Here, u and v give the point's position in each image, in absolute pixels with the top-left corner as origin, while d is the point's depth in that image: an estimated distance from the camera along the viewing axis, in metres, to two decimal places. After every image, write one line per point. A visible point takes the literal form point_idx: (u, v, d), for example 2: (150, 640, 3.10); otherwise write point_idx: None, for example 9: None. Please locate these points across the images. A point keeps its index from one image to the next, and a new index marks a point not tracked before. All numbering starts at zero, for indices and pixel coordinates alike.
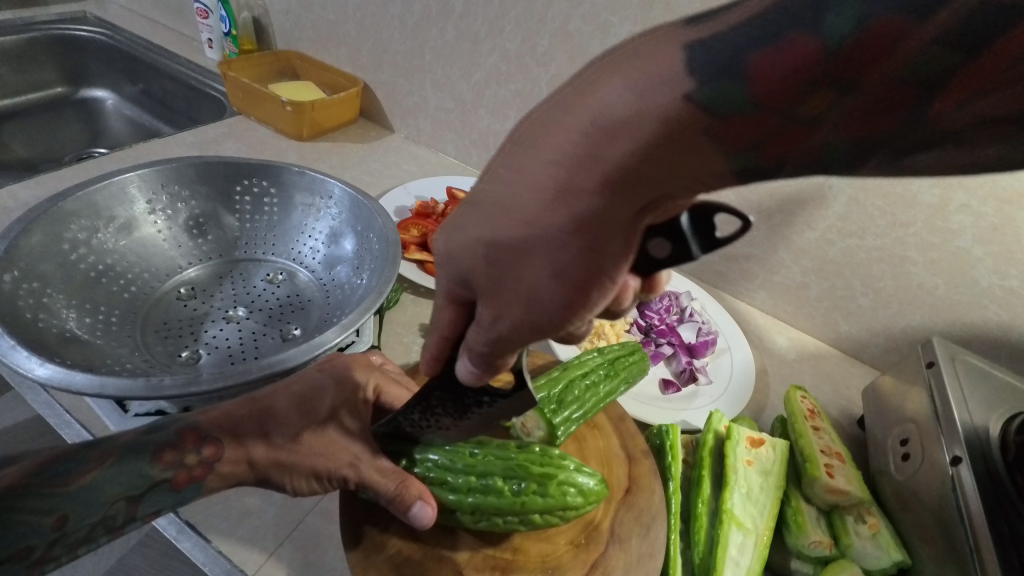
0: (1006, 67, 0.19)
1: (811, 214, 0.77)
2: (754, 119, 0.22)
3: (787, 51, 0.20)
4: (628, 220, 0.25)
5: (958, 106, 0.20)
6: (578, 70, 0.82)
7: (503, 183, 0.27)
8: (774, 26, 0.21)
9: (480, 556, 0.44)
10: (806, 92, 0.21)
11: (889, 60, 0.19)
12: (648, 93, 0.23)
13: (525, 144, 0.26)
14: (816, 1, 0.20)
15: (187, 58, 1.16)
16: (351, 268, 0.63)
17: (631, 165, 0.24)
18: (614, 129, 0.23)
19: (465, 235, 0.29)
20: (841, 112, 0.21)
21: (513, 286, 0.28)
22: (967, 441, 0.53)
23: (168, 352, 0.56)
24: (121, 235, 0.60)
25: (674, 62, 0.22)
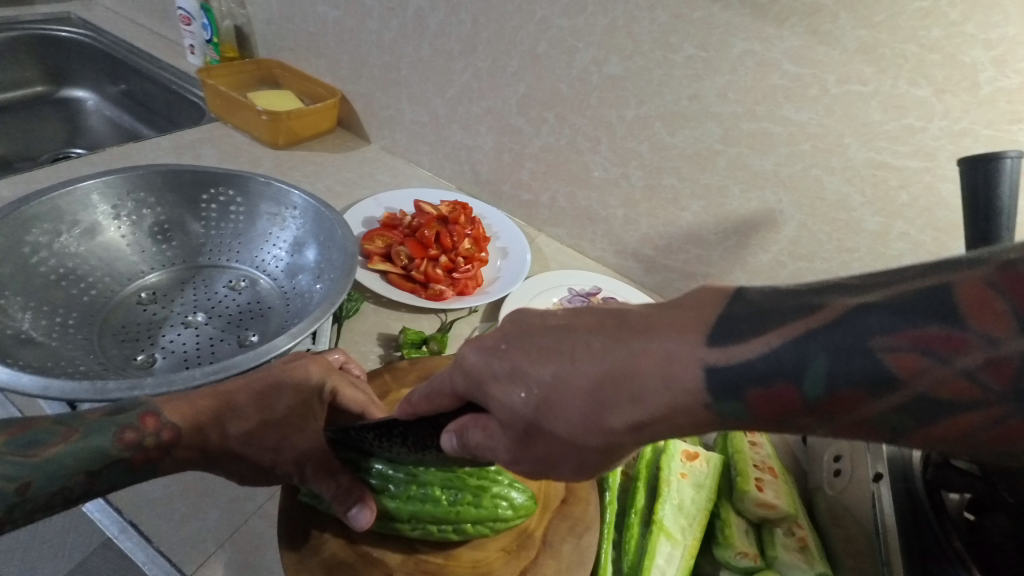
0: (957, 432, 0.27)
1: (764, 237, 0.79)
2: (750, 420, 0.30)
3: (776, 394, 0.29)
4: (635, 440, 0.33)
5: (911, 437, 0.27)
6: (546, 91, 0.85)
7: (546, 392, 0.33)
8: (774, 371, 0.29)
9: (411, 561, 0.45)
10: (793, 416, 0.29)
11: (856, 413, 0.28)
12: (681, 390, 0.30)
13: (576, 371, 0.32)
14: (815, 354, 0.28)
15: (169, 62, 1.17)
16: (312, 277, 0.65)
17: (656, 424, 0.31)
18: (652, 402, 0.31)
19: (505, 408, 0.34)
20: (828, 427, 0.29)
21: (537, 457, 0.35)
22: (889, 459, 0.57)
23: (123, 354, 0.57)
24: (83, 239, 0.61)
25: (697, 377, 0.30)
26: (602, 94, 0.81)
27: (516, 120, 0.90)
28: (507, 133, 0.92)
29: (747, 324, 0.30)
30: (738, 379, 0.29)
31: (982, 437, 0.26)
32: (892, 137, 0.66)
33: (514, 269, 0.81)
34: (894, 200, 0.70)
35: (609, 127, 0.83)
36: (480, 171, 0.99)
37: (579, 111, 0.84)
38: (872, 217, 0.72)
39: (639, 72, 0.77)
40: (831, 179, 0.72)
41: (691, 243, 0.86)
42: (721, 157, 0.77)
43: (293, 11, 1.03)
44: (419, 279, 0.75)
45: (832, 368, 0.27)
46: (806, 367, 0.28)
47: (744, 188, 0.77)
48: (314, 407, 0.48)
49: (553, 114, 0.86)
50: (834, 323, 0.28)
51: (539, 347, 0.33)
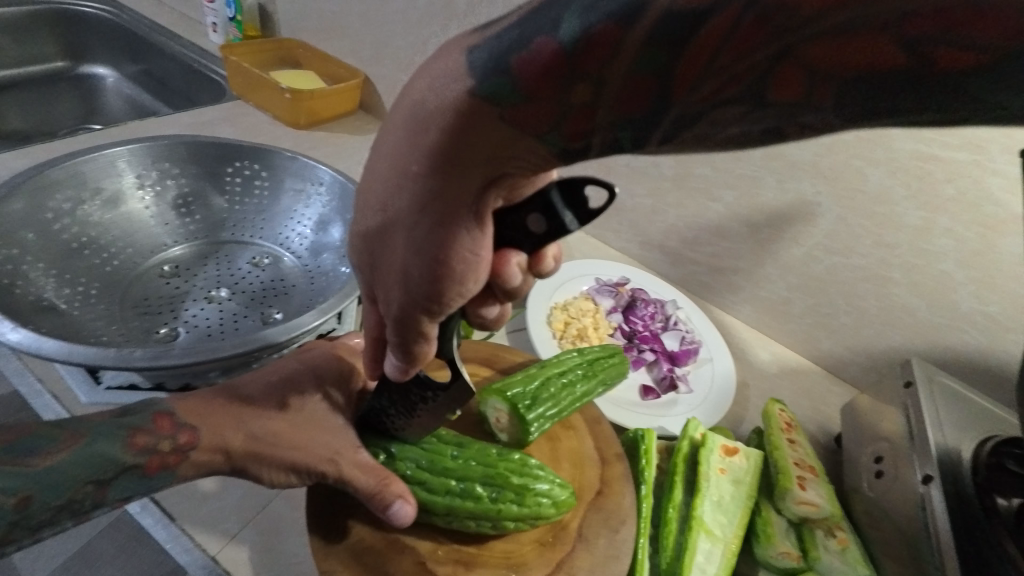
0: (753, 44, 0.21)
1: (799, 230, 0.77)
2: (536, 105, 0.25)
3: (535, 52, 0.24)
4: (470, 194, 0.28)
5: (797, 94, 0.22)
6: None
7: (371, 174, 0.30)
8: (531, 30, 0.24)
9: (443, 549, 0.43)
10: (569, 81, 0.24)
11: (620, 53, 0.23)
12: (443, 87, 0.26)
13: (377, 148, 0.30)
14: (554, 13, 0.23)
15: (189, 40, 1.16)
16: (336, 256, 0.63)
17: (460, 143, 0.26)
18: (438, 124, 0.26)
19: (357, 229, 0.32)
20: (607, 96, 0.24)
21: (386, 266, 0.31)
22: (939, 462, 0.53)
23: (144, 327, 0.55)
24: (106, 208, 0.59)
25: (459, 63, 0.26)
26: None
27: None
28: None
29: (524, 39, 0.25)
30: (512, 55, 0.24)
31: (834, 29, 0.20)
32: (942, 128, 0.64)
33: None
34: (940, 194, 0.67)
35: None
36: None
37: None
38: (914, 211, 0.69)
39: None
40: (872, 172, 0.69)
41: (721, 236, 0.83)
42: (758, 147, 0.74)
43: None
44: None
45: (580, 11, 0.23)
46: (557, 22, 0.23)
47: (780, 179, 0.75)
48: (337, 401, 0.46)
49: None
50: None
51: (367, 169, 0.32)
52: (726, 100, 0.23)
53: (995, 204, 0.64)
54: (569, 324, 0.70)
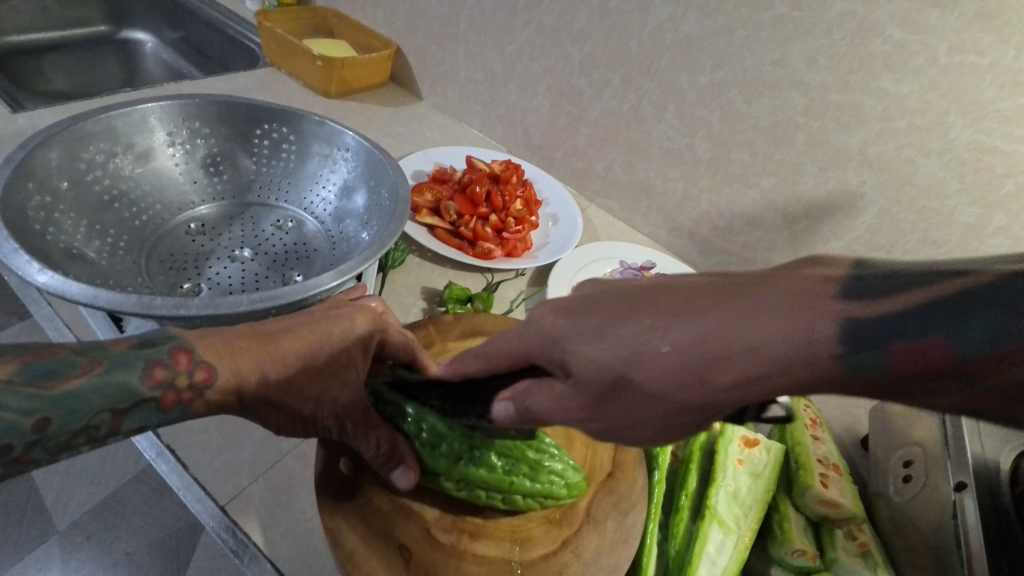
0: (1001, 381, 0.20)
1: (840, 222, 0.73)
2: (878, 380, 0.22)
3: (921, 353, 0.21)
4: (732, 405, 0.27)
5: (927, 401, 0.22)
6: (613, 51, 0.80)
7: (633, 336, 0.27)
8: (925, 324, 0.21)
9: (448, 518, 0.43)
10: (930, 384, 0.21)
11: (941, 378, 0.21)
12: (807, 337, 0.23)
13: (663, 320, 0.27)
14: (963, 312, 0.20)
15: (227, 8, 1.17)
16: (359, 223, 0.63)
17: (771, 386, 0.24)
18: (768, 358, 0.23)
19: (586, 365, 0.29)
20: (967, 395, 0.21)
21: (614, 415, 0.30)
22: (975, 471, 0.50)
23: (170, 282, 0.56)
24: (137, 163, 0.60)
25: (829, 329, 0.22)
26: (675, 56, 0.76)
27: (577, 81, 0.86)
28: (567, 94, 0.88)
29: (881, 286, 0.23)
30: (881, 337, 0.21)
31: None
32: (1005, 117, 0.59)
33: (564, 236, 0.78)
34: (997, 190, 0.63)
35: (678, 92, 0.77)
36: (533, 135, 0.95)
37: (647, 73, 0.79)
38: (968, 207, 0.65)
39: (719, 33, 0.71)
40: (925, 163, 0.65)
41: (755, 225, 0.80)
42: (801, 132, 0.71)
43: None
44: (466, 236, 0.72)
45: (997, 321, 0.19)
46: (959, 323, 0.20)
47: (823, 166, 0.71)
48: (357, 357, 0.43)
49: (618, 75, 0.81)
50: (986, 286, 0.20)
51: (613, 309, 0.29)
52: (944, 404, 0.21)
53: None
54: None
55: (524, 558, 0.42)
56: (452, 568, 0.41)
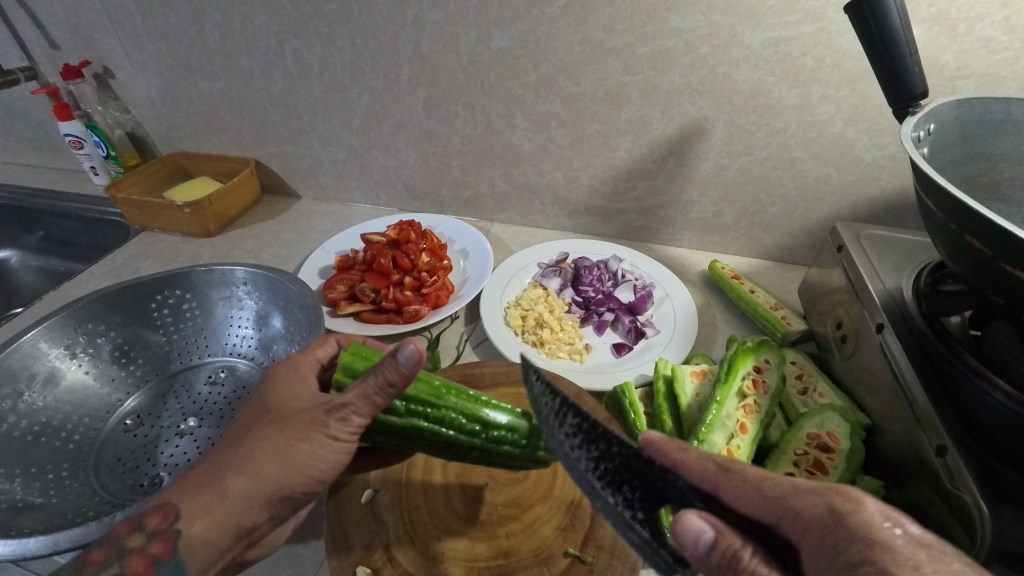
0: (806, 527, 0.34)
1: (700, 146, 0.80)
2: (795, 527, 0.35)
3: (834, 537, 0.32)
4: (791, 496, 0.36)
5: (809, 500, 0.35)
6: (445, 86, 0.85)
7: (848, 526, 0.33)
8: (817, 539, 0.33)
9: (474, 571, 0.47)
10: (815, 517, 0.34)
11: (820, 526, 0.33)
12: (784, 511, 0.35)
13: (733, 495, 0.38)
14: (835, 537, 0.32)
15: (75, 192, 1.15)
16: (286, 343, 0.64)
17: (791, 510, 0.35)
18: (793, 504, 0.35)
19: (696, 524, 0.33)
20: (813, 521, 0.34)
21: (750, 501, 0.38)
22: (885, 308, 0.56)
23: (128, 485, 0.56)
24: (47, 390, 0.59)
25: (819, 521, 0.34)
26: (499, 69, 0.81)
27: (428, 124, 0.90)
28: (425, 138, 0.92)
29: (841, 538, 0.32)
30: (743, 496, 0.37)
31: (827, 530, 0.33)
32: (779, 11, 0.66)
33: (479, 264, 0.82)
34: (803, 69, 0.70)
35: (517, 98, 0.83)
36: (414, 185, 0.99)
37: (483, 93, 0.84)
38: (789, 92, 0.72)
39: (525, 36, 0.77)
40: (739, 72, 0.72)
41: (635, 179, 0.86)
42: (631, 88, 0.77)
43: (178, 97, 1.01)
44: (390, 306, 0.75)
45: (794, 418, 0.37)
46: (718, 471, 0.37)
47: (663, 109, 0.78)
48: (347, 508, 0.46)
49: (460, 105, 0.86)
50: (833, 514, 0.33)
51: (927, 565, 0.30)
52: (801, 505, 0.35)
53: (853, 60, 0.67)
54: (526, 317, 0.72)
55: (554, 573, 0.46)
56: None
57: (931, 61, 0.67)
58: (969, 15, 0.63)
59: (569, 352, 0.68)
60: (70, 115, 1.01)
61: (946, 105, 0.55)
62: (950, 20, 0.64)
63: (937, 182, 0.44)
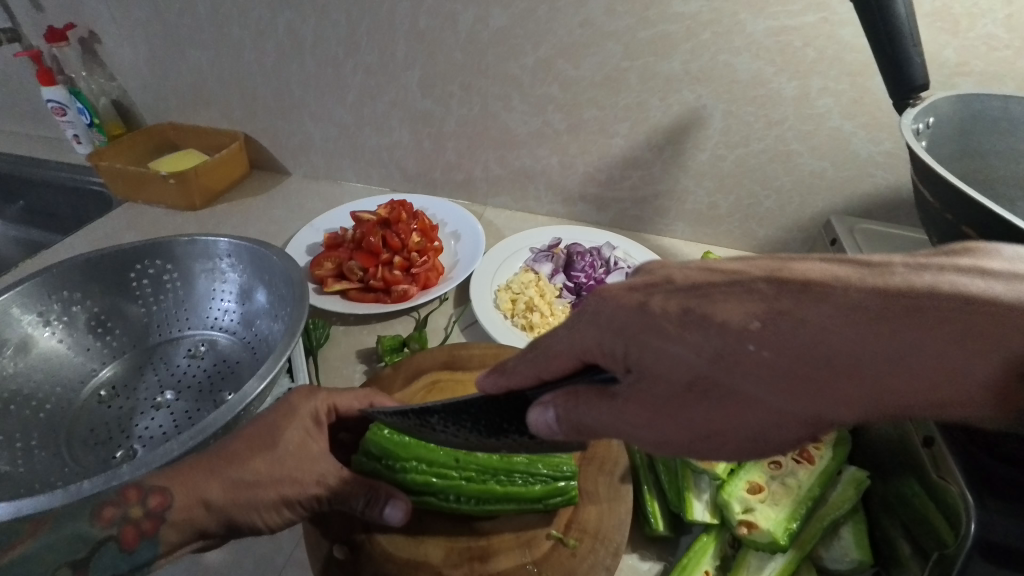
0: (640, 338, 0.34)
1: (696, 136, 0.79)
2: (641, 351, 0.34)
3: (655, 339, 0.33)
4: (606, 335, 0.36)
5: (623, 321, 0.35)
6: (441, 65, 0.84)
7: (650, 316, 0.34)
8: (653, 339, 0.33)
9: (456, 550, 0.46)
10: (642, 333, 0.34)
11: (646, 333, 0.34)
12: (615, 339, 0.35)
13: (575, 360, 0.38)
14: (661, 334, 0.33)
15: (57, 161, 1.11)
16: (269, 319, 0.63)
17: (625, 340, 0.35)
18: (625, 335, 0.35)
19: (540, 420, 0.39)
20: (644, 328, 0.34)
21: (583, 351, 0.37)
22: None
23: (100, 458, 0.54)
24: (18, 357, 0.57)
25: (641, 326, 0.34)
26: (497, 49, 0.80)
27: (423, 103, 0.89)
28: (420, 118, 0.91)
29: (670, 331, 0.33)
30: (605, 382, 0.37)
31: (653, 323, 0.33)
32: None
33: (470, 247, 0.81)
34: (804, 60, 0.69)
35: (514, 80, 0.82)
36: (407, 166, 0.98)
37: (480, 73, 0.83)
38: (788, 83, 0.71)
39: (524, 16, 0.75)
40: (738, 61, 0.71)
41: (630, 167, 0.86)
42: (630, 74, 0.76)
43: (166, 66, 0.99)
44: (379, 286, 0.74)
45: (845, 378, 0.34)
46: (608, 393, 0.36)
47: (661, 96, 0.77)
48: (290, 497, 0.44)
49: (457, 85, 0.85)
50: (640, 311, 0.34)
51: (725, 295, 0.32)
52: (621, 322, 0.35)
53: (854, 52, 0.67)
54: (517, 301, 0.71)
55: (536, 554, 0.46)
56: None
57: (931, 57, 0.67)
58: (971, 11, 0.63)
59: None
60: (52, 80, 0.97)
61: (945, 98, 0.55)
62: (952, 16, 0.63)
63: (937, 171, 0.43)
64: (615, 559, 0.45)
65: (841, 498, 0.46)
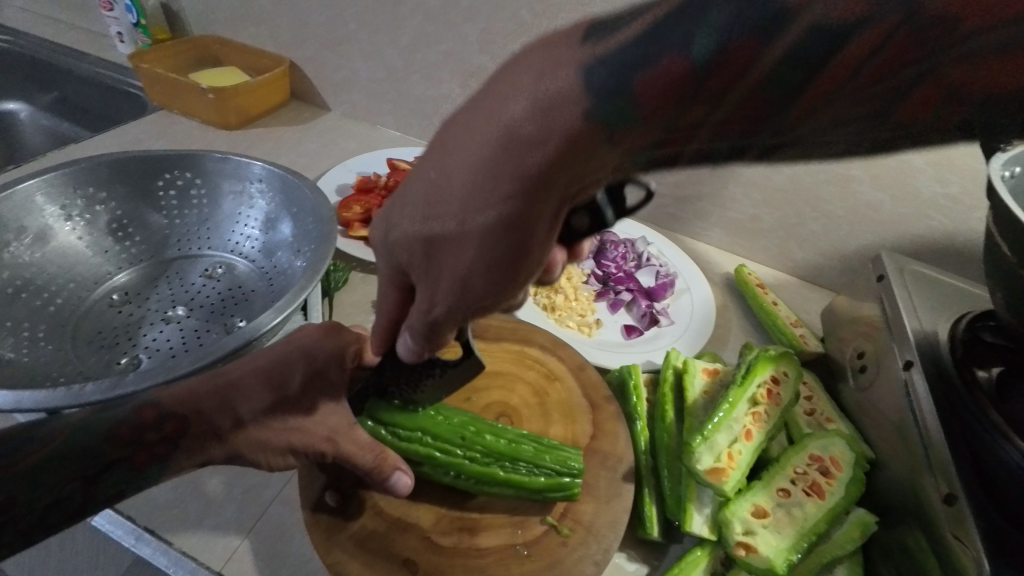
0: (400, 244, 0.32)
1: None
2: (406, 253, 0.31)
3: (411, 238, 0.30)
4: (386, 260, 0.34)
5: (387, 243, 0.33)
6: (505, 22, 0.80)
7: (386, 222, 0.32)
8: (404, 227, 0.30)
9: (447, 519, 0.46)
10: (402, 237, 0.31)
11: (401, 238, 0.31)
12: (389, 254, 0.33)
13: (391, 290, 0.36)
14: (405, 217, 0.30)
15: (97, 56, 1.08)
16: (290, 252, 0.61)
17: (397, 256, 0.33)
18: (394, 253, 0.33)
19: (405, 345, 0.38)
20: (396, 236, 0.32)
21: (383, 278, 0.35)
22: (918, 346, 0.53)
23: (104, 361, 0.53)
24: (36, 247, 0.57)
25: (392, 234, 0.32)
26: (566, 15, 0.76)
27: (478, 59, 0.85)
28: (472, 74, 0.87)
29: (402, 220, 0.30)
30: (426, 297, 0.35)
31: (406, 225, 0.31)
32: None
33: None
34: None
35: None
36: None
37: None
38: None
39: None
40: None
41: None
42: None
43: None
44: None
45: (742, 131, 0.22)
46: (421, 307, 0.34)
47: None
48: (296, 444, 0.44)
49: (517, 45, 0.81)
50: (389, 219, 0.32)
51: (428, 157, 0.29)
52: (381, 241, 0.33)
53: None
54: None
55: (527, 538, 0.45)
56: (460, 567, 0.43)
57: None
58: None
59: (578, 323, 0.66)
60: None
61: None
62: None
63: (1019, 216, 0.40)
64: (605, 556, 0.45)
65: (846, 538, 0.46)
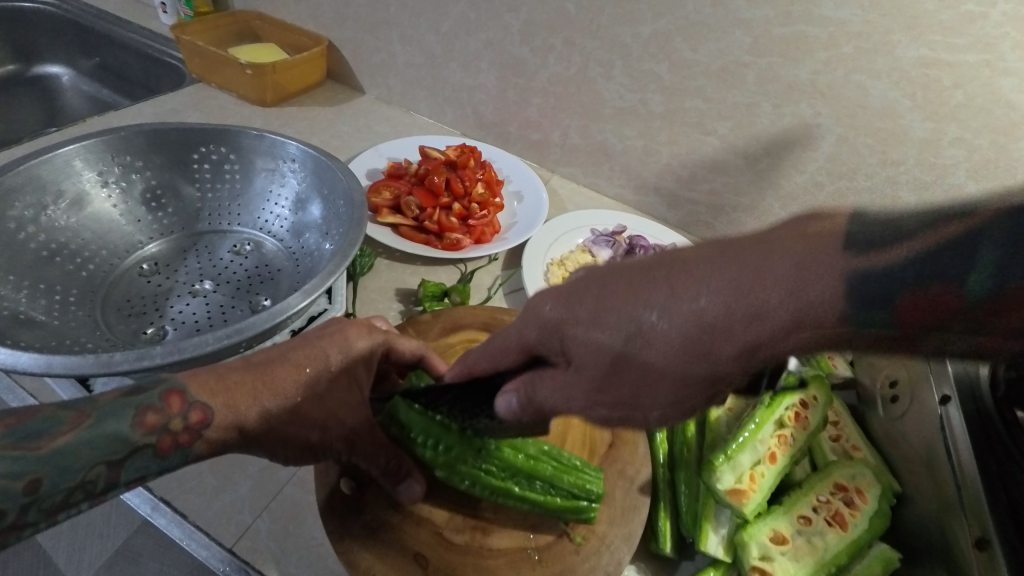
0: (559, 324, 0.34)
1: (799, 155, 0.73)
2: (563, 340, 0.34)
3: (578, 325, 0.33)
4: (533, 332, 0.36)
5: (543, 316, 0.35)
6: (550, 14, 0.78)
7: (557, 303, 0.34)
8: (572, 317, 0.33)
9: (459, 517, 0.46)
10: (561, 321, 0.34)
11: (562, 318, 0.34)
12: (542, 330, 0.35)
13: (522, 355, 0.38)
14: (584, 300, 0.33)
15: (140, 25, 1.09)
16: (319, 234, 0.61)
17: (549, 335, 0.35)
18: (547, 329, 0.35)
19: (505, 400, 0.39)
20: (557, 316, 0.34)
21: (518, 344, 0.38)
22: (956, 380, 0.50)
23: (131, 330, 0.54)
24: (72, 211, 0.57)
25: (554, 315, 0.34)
26: (614, 10, 0.74)
27: (519, 51, 0.83)
28: (511, 65, 0.86)
29: (579, 308, 0.33)
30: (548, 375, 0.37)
31: (575, 307, 0.33)
32: (948, 28, 0.59)
33: (531, 212, 0.77)
34: (949, 102, 0.62)
35: (623, 48, 0.76)
36: (483, 113, 0.93)
37: (589, 32, 0.77)
38: (921, 123, 0.65)
39: None
40: (875, 85, 0.65)
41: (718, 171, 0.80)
42: (750, 71, 0.70)
43: None
44: (432, 229, 0.71)
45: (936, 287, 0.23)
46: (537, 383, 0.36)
47: (777, 103, 0.71)
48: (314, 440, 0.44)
49: (560, 39, 0.79)
50: (556, 297, 0.35)
51: (628, 280, 0.31)
52: (540, 315, 0.35)
53: (1007, 107, 0.60)
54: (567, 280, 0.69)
55: (539, 542, 0.45)
56: (471, 567, 0.43)
57: None
58: None
59: None
60: None
61: None
62: None
63: None
64: (616, 568, 0.44)
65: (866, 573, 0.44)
